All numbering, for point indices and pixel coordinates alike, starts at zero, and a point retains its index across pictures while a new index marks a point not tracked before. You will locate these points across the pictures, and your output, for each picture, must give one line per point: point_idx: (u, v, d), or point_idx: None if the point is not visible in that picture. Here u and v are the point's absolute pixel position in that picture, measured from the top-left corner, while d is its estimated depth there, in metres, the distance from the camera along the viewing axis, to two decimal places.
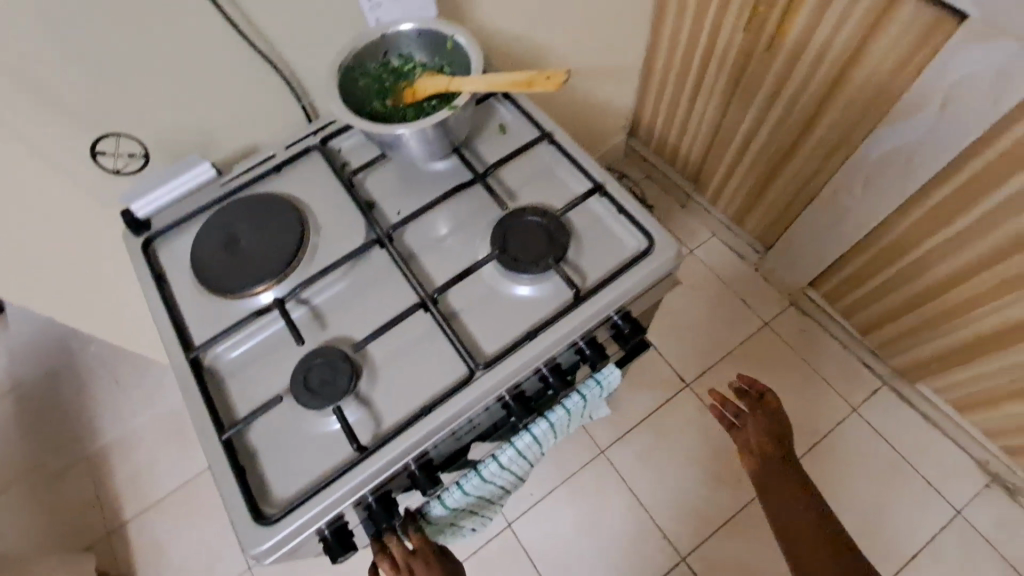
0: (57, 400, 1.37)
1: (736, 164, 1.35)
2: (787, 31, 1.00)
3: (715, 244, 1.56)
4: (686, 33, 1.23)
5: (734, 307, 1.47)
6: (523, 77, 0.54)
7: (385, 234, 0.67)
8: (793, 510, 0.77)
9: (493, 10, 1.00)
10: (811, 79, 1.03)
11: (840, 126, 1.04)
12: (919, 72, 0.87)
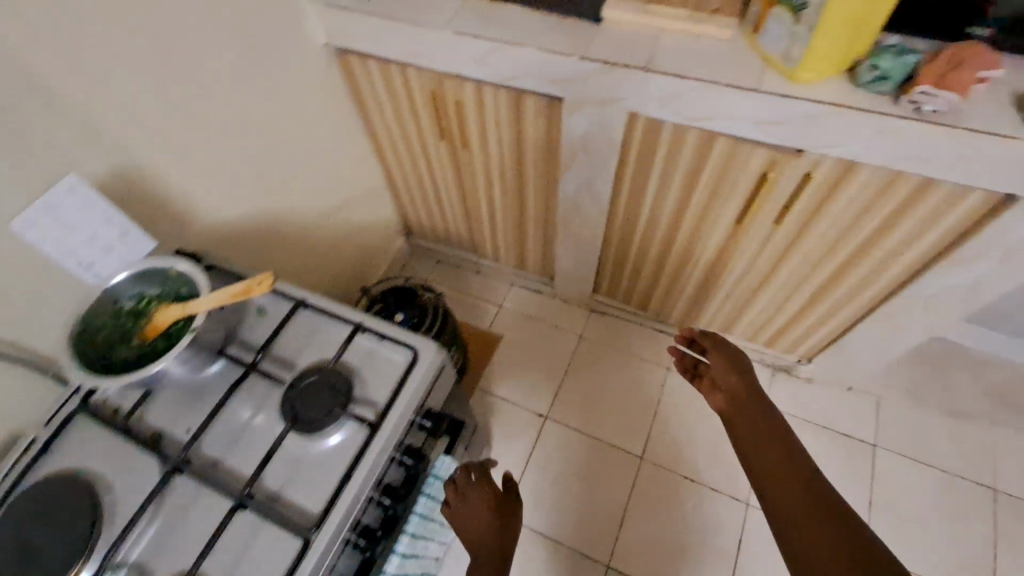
0: None
1: (494, 228, 1.62)
2: (467, 133, 1.30)
3: (516, 291, 1.81)
4: (402, 151, 1.48)
5: (551, 334, 1.72)
6: (240, 287, 0.69)
7: (183, 460, 0.70)
8: (780, 458, 0.82)
9: (224, 202, 1.10)
10: (502, 158, 1.33)
11: (539, 181, 1.35)
12: (558, 137, 1.19)
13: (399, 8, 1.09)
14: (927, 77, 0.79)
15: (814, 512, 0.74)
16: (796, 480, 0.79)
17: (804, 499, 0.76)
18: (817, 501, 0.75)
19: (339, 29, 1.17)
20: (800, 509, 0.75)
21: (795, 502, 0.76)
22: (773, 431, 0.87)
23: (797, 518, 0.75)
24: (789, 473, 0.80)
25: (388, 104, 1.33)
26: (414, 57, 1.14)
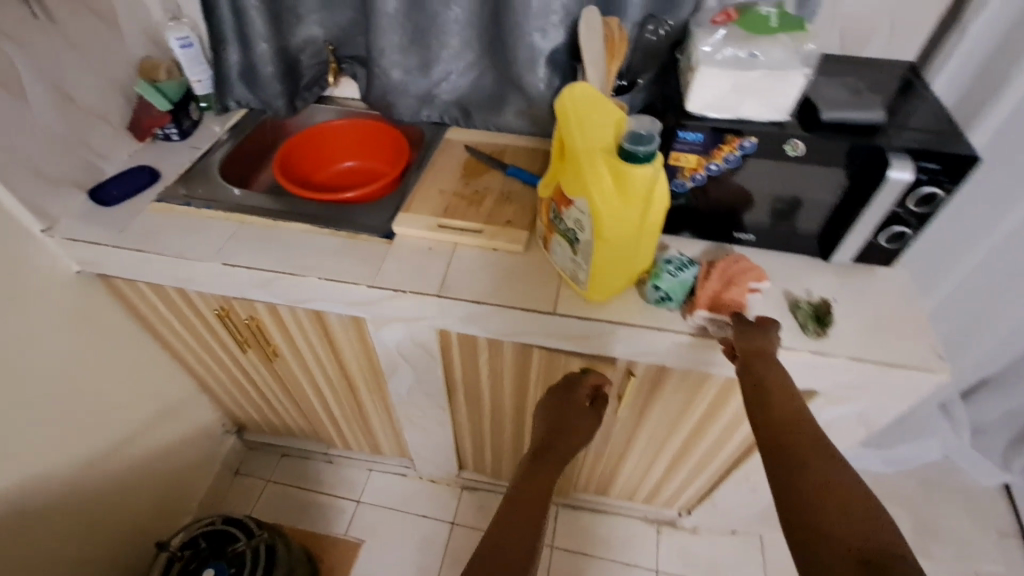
0: None
1: (332, 419, 1.42)
2: (276, 348, 1.14)
3: (376, 477, 1.59)
4: (206, 359, 1.27)
5: (420, 527, 1.51)
6: None
7: None
8: (789, 421, 0.60)
9: None
10: (322, 366, 1.18)
11: (368, 381, 1.19)
12: (371, 350, 1.08)
13: (158, 239, 0.96)
14: (701, 300, 0.80)
15: (825, 477, 0.52)
16: (791, 444, 0.57)
17: (812, 460, 0.54)
18: (825, 458, 0.54)
19: (91, 260, 0.99)
20: (810, 474, 0.53)
21: (805, 465, 0.54)
22: (782, 394, 0.63)
23: (811, 487, 0.51)
24: (792, 437, 0.58)
25: (174, 319, 1.14)
26: (186, 283, 0.98)
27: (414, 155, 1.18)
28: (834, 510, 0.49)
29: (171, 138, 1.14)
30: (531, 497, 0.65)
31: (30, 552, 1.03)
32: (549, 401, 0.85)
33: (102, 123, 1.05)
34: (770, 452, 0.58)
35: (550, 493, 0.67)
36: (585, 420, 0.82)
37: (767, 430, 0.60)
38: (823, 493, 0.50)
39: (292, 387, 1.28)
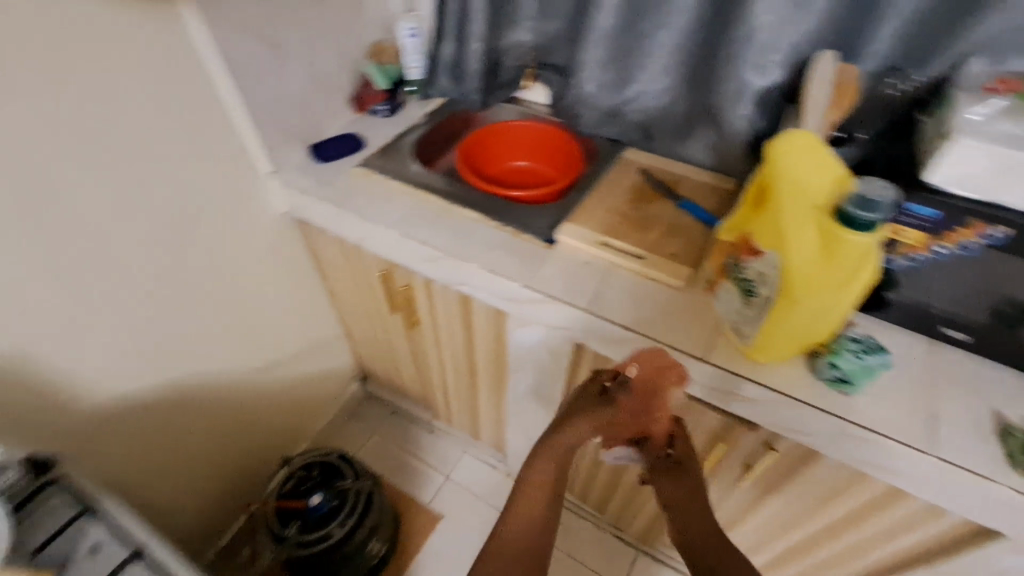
0: None
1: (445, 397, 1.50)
2: (419, 317, 1.23)
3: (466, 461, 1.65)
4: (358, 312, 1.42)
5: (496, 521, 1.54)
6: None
7: None
8: (688, 490, 0.72)
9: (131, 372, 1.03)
10: (452, 344, 1.26)
11: (490, 369, 1.23)
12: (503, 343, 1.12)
13: (350, 200, 1.08)
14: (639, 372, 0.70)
15: (712, 537, 0.68)
16: (699, 509, 0.70)
17: (713, 542, 0.67)
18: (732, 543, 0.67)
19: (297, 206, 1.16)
20: (695, 540, 0.68)
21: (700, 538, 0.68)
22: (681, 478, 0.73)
23: (693, 546, 0.68)
24: (686, 505, 0.71)
25: (343, 271, 1.29)
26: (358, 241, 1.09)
27: (587, 166, 1.18)
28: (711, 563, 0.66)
29: (378, 114, 1.28)
30: (520, 543, 0.69)
31: (194, 436, 1.22)
32: (574, 399, 0.73)
33: (333, 94, 1.22)
34: (675, 508, 0.72)
35: (541, 519, 0.70)
36: (600, 415, 0.69)
37: (669, 493, 0.73)
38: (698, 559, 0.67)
39: (420, 355, 1.37)
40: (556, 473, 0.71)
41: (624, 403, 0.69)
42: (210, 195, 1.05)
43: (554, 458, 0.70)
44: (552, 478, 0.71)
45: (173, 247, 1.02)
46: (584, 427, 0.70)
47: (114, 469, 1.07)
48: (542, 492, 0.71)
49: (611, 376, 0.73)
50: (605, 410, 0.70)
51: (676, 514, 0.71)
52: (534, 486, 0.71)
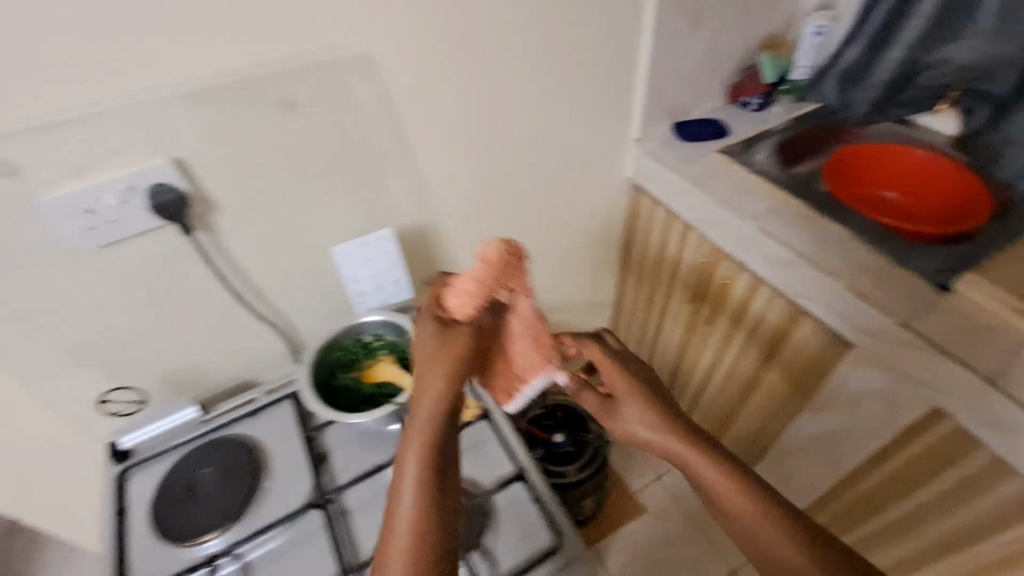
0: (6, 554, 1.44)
1: (693, 402, 1.46)
2: (722, 314, 1.18)
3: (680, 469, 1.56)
4: (641, 286, 1.43)
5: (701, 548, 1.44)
6: None
7: (326, 500, 0.75)
8: (626, 413, 0.68)
9: None
10: (744, 354, 1.18)
11: (778, 393, 1.15)
12: (828, 372, 1.00)
13: (713, 184, 1.09)
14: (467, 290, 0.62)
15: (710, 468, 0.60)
16: (688, 442, 0.62)
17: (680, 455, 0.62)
18: (716, 461, 0.60)
19: (649, 174, 1.20)
20: (705, 468, 0.60)
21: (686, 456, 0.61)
22: (621, 410, 0.69)
23: (711, 478, 0.59)
24: (664, 439, 0.64)
25: (651, 244, 1.30)
26: (704, 224, 1.09)
27: (996, 214, 0.99)
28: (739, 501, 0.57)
29: (747, 108, 1.26)
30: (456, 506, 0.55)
31: None
32: (416, 338, 0.62)
33: (718, 78, 1.21)
34: (648, 429, 0.65)
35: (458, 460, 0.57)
36: (452, 344, 0.60)
37: (639, 418, 0.66)
38: (719, 486, 0.59)
39: (695, 352, 1.33)
40: (459, 376, 0.58)
41: (452, 335, 0.60)
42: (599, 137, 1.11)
43: (451, 366, 0.58)
44: (452, 391, 0.56)
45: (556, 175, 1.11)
46: (442, 359, 0.58)
47: None
48: (429, 436, 0.54)
49: (439, 297, 0.64)
50: (467, 338, 0.61)
51: (672, 437, 0.63)
52: (411, 448, 0.54)
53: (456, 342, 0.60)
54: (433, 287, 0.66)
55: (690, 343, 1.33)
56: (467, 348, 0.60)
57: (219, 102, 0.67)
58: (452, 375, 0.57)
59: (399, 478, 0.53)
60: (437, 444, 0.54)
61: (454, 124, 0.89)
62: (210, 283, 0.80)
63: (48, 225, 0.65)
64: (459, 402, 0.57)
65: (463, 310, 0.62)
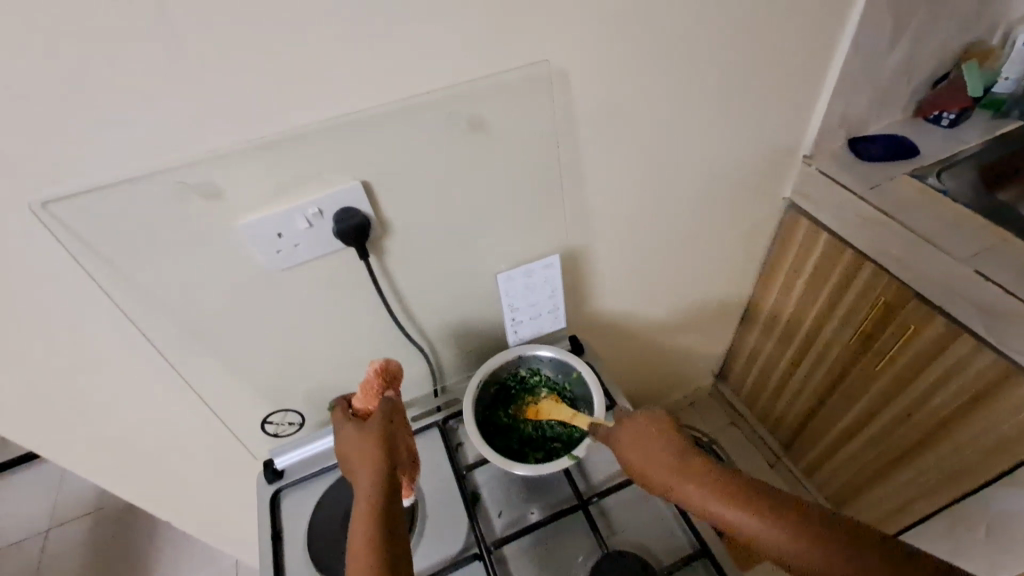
0: (155, 546, 1.57)
1: (834, 449, 1.31)
2: (897, 359, 1.02)
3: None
4: (782, 318, 1.29)
5: None
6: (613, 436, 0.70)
7: (490, 553, 0.71)
8: (685, 492, 0.59)
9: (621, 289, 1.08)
10: (923, 408, 1.03)
11: (967, 460, 0.98)
12: None
13: (911, 215, 0.95)
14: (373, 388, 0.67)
15: (815, 535, 0.51)
16: (755, 509, 0.54)
17: (760, 519, 0.54)
18: (800, 532, 0.52)
19: (819, 196, 1.06)
20: (794, 535, 0.52)
21: (767, 529, 0.53)
22: (669, 489, 0.60)
23: (795, 540, 0.52)
24: (738, 518, 0.55)
25: (807, 274, 1.16)
26: (900, 263, 0.95)
27: None
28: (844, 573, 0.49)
29: (938, 123, 1.09)
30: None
31: (631, 342, 1.24)
32: (342, 441, 0.65)
33: (911, 88, 1.05)
34: (721, 509, 0.56)
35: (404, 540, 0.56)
36: (363, 440, 0.63)
37: (699, 496, 0.57)
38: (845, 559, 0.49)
39: (848, 393, 1.17)
40: (384, 463, 0.60)
41: (369, 428, 0.64)
42: (768, 153, 1.00)
43: (377, 459, 0.61)
44: (370, 476, 0.59)
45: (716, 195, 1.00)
46: (363, 453, 0.61)
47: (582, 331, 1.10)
48: (370, 519, 0.56)
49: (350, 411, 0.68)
50: (387, 432, 0.64)
51: (729, 507, 0.55)
52: (358, 532, 0.55)
53: (370, 436, 0.63)
54: (337, 403, 0.70)
55: (841, 382, 1.18)
56: (385, 440, 0.62)
57: (414, 123, 0.63)
58: (375, 463, 0.60)
59: (356, 568, 0.53)
60: (382, 523, 0.55)
61: (628, 143, 0.81)
62: (373, 307, 0.77)
63: (242, 249, 0.63)
64: (388, 485, 0.59)
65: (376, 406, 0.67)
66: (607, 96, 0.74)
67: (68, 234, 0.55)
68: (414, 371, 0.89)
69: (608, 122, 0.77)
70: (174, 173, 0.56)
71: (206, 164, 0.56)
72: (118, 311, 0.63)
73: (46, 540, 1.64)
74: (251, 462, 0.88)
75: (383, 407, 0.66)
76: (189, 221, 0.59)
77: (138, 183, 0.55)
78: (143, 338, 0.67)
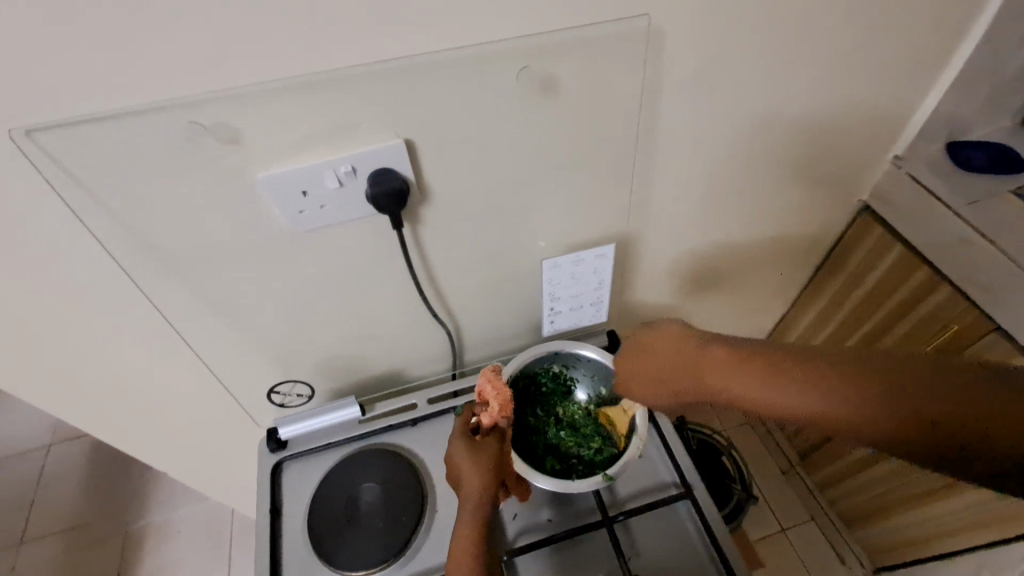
0: (150, 483, 1.55)
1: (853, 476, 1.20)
2: None
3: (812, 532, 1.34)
4: (827, 332, 1.15)
5: None
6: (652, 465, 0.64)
7: (502, 561, 0.66)
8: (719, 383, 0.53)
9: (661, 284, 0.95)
10: None
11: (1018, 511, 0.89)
12: None
13: (1013, 239, 0.80)
14: (494, 411, 0.64)
15: (862, 383, 0.44)
16: (788, 381, 0.47)
17: (800, 390, 0.47)
18: (845, 388, 0.44)
19: (904, 204, 0.92)
20: (835, 391, 0.45)
21: (809, 392, 0.46)
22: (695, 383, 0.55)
23: (841, 400, 0.44)
24: (772, 391, 0.48)
25: (867, 288, 1.02)
26: (992, 295, 0.81)
27: None
28: (900, 421, 0.41)
29: None
30: None
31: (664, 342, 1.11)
32: (452, 456, 0.62)
33: None
34: (751, 387, 0.50)
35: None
36: (475, 461, 0.60)
37: (723, 381, 0.52)
38: (899, 406, 0.41)
39: None
40: (492, 487, 0.59)
41: (483, 448, 0.62)
42: (859, 150, 0.88)
43: (485, 485, 0.59)
44: (477, 508, 0.58)
45: (792, 191, 0.89)
46: (470, 472, 0.60)
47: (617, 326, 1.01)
48: (475, 539, 0.56)
49: (467, 423, 0.66)
50: (498, 456, 0.62)
51: (761, 383, 0.49)
52: (458, 547, 0.56)
53: (485, 458, 0.61)
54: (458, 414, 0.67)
55: None
56: (495, 466, 0.61)
57: (472, 77, 0.52)
58: (482, 487, 0.59)
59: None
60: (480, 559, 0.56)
61: (708, 123, 0.70)
62: (398, 282, 0.69)
63: (260, 205, 0.54)
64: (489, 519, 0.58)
65: (491, 429, 0.64)
66: (695, 66, 0.62)
67: (61, 172, 0.47)
68: (434, 350, 0.82)
69: (689, 97, 0.65)
70: (188, 110, 0.47)
71: (225, 102, 0.47)
72: (116, 267, 0.56)
73: (47, 457, 1.64)
74: (254, 429, 0.82)
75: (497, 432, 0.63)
76: (201, 169, 0.50)
77: (145, 119, 0.46)
78: (144, 298, 0.59)
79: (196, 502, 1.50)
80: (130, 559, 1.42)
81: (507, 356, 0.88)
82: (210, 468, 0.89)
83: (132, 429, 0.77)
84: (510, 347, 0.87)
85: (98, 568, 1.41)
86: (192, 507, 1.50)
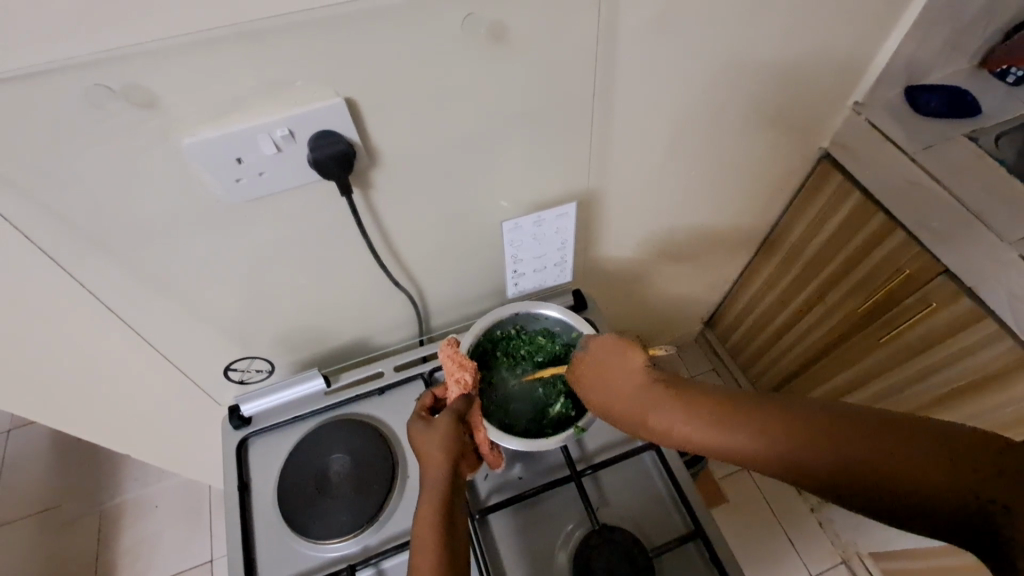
0: (117, 462, 1.51)
1: None
2: (904, 334, 0.95)
3: None
4: (785, 282, 1.18)
5: (779, 552, 1.32)
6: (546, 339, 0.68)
7: (475, 520, 0.67)
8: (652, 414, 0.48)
9: (622, 240, 0.94)
10: (913, 386, 0.99)
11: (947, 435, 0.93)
12: None
13: (961, 183, 0.82)
14: (464, 379, 0.64)
15: (894, 440, 0.36)
16: (791, 433, 0.40)
17: (810, 449, 0.39)
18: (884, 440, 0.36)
19: (862, 149, 0.92)
20: (862, 456, 0.36)
21: (848, 457, 0.37)
22: (668, 429, 0.47)
23: (868, 462, 0.36)
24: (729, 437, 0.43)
25: (828, 233, 1.03)
26: (937, 239, 0.83)
27: None
28: (949, 480, 0.33)
29: (1003, 79, 0.93)
30: None
31: (627, 299, 1.12)
32: (410, 430, 0.62)
33: (989, 31, 0.89)
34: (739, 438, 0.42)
35: (459, 537, 0.55)
36: (436, 431, 0.60)
37: (677, 421, 0.46)
38: (953, 454, 0.34)
39: (840, 359, 1.11)
40: (454, 453, 0.58)
41: (444, 417, 0.61)
42: (820, 93, 0.87)
43: (447, 449, 0.58)
44: (439, 474, 0.57)
45: (752, 139, 0.88)
46: (431, 440, 0.59)
47: (583, 283, 1.00)
48: (438, 503, 0.55)
49: (431, 401, 0.65)
50: (460, 422, 0.61)
51: (748, 440, 0.42)
52: (424, 514, 0.55)
53: (442, 425, 0.60)
54: (422, 394, 0.67)
55: (835, 347, 1.11)
56: (456, 431, 0.60)
57: (413, 28, 0.48)
58: (443, 452, 0.58)
59: (419, 544, 0.53)
60: (445, 521, 0.54)
61: (667, 73, 0.67)
62: (352, 248, 0.66)
63: (191, 176, 0.51)
64: (454, 481, 0.58)
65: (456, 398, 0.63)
66: (650, 12, 0.59)
67: None
68: (398, 317, 0.80)
69: (645, 47, 0.63)
70: (91, 69, 0.42)
71: (134, 61, 0.42)
72: (34, 246, 0.51)
73: (6, 442, 1.58)
74: (215, 407, 0.80)
75: (461, 401, 0.63)
76: (117, 137, 0.46)
77: (42, 82, 0.41)
78: (72, 280, 0.55)
79: (170, 477, 1.48)
80: (108, 536, 1.41)
81: (473, 320, 0.88)
82: (176, 446, 0.88)
83: (84, 412, 0.74)
84: (476, 310, 0.87)
85: (75, 549, 1.39)
86: (165, 483, 1.48)
